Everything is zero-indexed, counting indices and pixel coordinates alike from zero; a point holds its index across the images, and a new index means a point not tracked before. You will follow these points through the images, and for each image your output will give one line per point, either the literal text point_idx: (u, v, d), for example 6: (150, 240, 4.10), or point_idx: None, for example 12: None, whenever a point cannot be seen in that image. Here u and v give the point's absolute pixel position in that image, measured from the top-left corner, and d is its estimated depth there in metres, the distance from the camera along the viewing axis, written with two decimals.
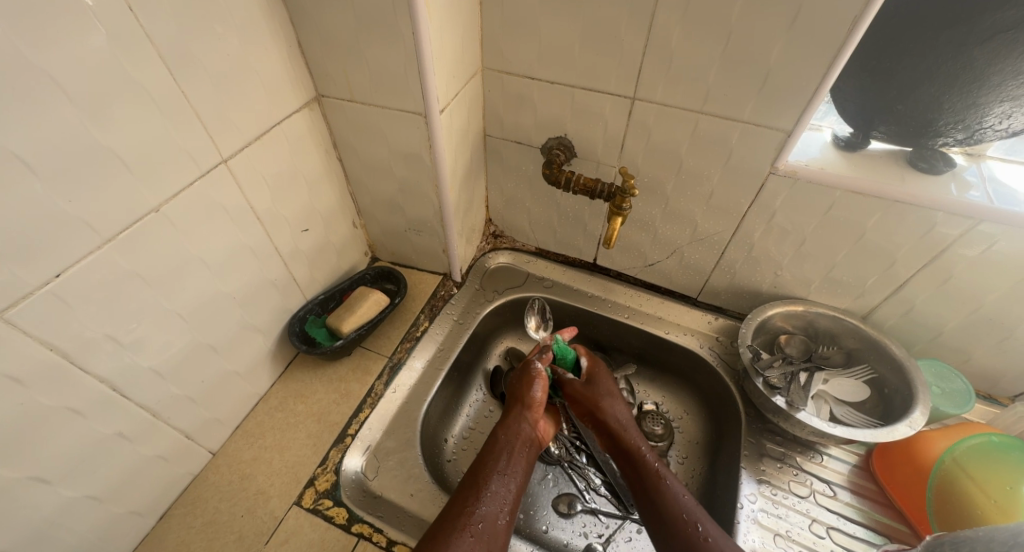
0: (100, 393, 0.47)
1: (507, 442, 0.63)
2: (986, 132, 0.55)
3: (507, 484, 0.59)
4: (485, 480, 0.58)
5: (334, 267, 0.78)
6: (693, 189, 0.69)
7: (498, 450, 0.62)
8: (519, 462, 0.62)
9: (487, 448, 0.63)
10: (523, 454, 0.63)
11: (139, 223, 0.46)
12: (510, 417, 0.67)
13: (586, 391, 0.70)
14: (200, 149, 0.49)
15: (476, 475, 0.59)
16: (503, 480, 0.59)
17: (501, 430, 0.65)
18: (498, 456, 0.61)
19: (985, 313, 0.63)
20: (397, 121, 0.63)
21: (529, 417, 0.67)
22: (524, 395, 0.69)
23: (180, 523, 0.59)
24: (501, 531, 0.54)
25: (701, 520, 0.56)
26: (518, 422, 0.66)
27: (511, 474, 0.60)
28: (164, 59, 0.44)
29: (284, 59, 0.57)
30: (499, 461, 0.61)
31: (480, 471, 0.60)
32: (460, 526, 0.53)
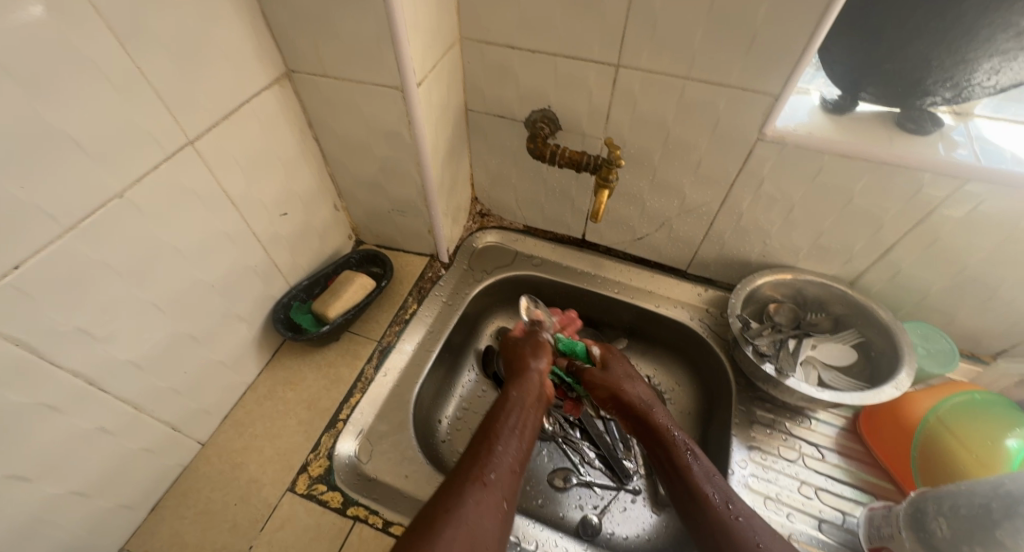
0: (76, 388, 0.46)
1: (519, 398, 0.60)
2: (974, 90, 0.54)
3: (518, 436, 0.55)
4: (497, 430, 0.54)
5: (317, 251, 0.76)
6: (681, 159, 0.68)
7: (510, 406, 0.59)
8: (531, 417, 0.58)
9: (497, 405, 0.59)
10: (533, 411, 0.60)
11: (103, 209, 0.44)
12: (520, 377, 0.64)
13: (604, 377, 0.67)
14: (163, 130, 0.47)
15: (488, 427, 0.55)
16: (514, 433, 0.55)
17: (511, 387, 0.62)
18: (510, 411, 0.58)
19: (970, 274, 0.63)
20: (373, 96, 0.60)
21: (540, 379, 0.64)
22: (530, 361, 0.66)
23: (173, 514, 0.59)
24: (514, 482, 0.51)
25: (734, 501, 0.51)
26: (525, 382, 0.63)
27: (523, 428, 0.56)
28: (116, 33, 0.41)
29: (249, 31, 0.54)
30: (511, 416, 0.57)
31: (490, 425, 0.56)
32: (474, 474, 0.49)
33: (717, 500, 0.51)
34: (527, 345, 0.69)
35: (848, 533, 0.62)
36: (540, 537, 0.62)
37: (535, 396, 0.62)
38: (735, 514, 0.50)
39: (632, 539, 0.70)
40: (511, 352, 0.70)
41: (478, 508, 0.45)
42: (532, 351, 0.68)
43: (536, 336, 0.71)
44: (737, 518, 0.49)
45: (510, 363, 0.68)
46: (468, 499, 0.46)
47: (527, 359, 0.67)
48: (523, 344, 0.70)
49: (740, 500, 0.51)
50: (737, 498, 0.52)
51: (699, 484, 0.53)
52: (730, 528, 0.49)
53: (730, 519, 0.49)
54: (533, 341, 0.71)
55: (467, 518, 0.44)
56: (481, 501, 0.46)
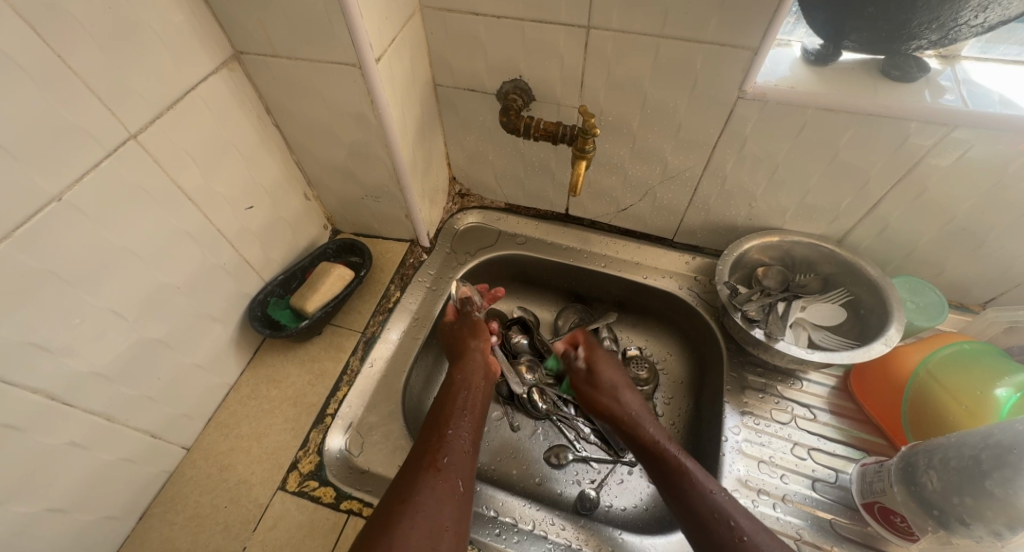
0: (38, 403, 0.44)
1: (463, 383, 0.64)
2: (961, 30, 0.53)
3: (467, 419, 0.59)
4: (448, 418, 0.58)
5: (291, 244, 0.74)
6: (660, 123, 0.65)
7: (455, 392, 0.62)
8: (477, 399, 0.63)
9: (444, 392, 0.63)
10: (478, 393, 0.63)
11: (41, 214, 0.41)
12: (462, 361, 0.67)
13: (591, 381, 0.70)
14: (98, 125, 0.44)
15: (438, 415, 0.59)
16: (465, 419, 0.59)
17: (455, 372, 0.66)
18: (457, 398, 0.61)
19: (958, 224, 0.62)
20: (331, 75, 0.57)
21: (483, 360, 0.68)
22: (469, 346, 0.69)
23: (162, 521, 0.57)
24: (469, 463, 0.55)
25: (712, 494, 0.53)
26: (467, 366, 0.66)
27: (470, 411, 0.60)
28: (28, 19, 0.37)
29: (186, 11, 0.50)
30: (458, 402, 0.61)
31: (440, 411, 0.60)
32: (426, 461, 0.52)
33: (696, 494, 0.54)
34: (464, 328, 0.72)
35: (841, 489, 0.62)
36: (536, 517, 0.62)
37: (480, 378, 0.65)
38: (717, 510, 0.52)
39: (629, 510, 0.70)
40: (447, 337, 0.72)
41: (434, 493, 0.49)
42: (472, 333, 0.71)
43: (471, 318, 0.73)
44: (717, 511, 0.52)
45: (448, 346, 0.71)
46: (425, 486, 0.50)
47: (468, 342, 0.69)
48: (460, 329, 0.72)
49: (722, 494, 0.53)
50: (716, 492, 0.53)
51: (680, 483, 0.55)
52: (715, 521, 0.51)
53: (710, 514, 0.52)
54: (470, 322, 0.73)
55: (425, 505, 0.48)
56: (436, 486, 0.50)
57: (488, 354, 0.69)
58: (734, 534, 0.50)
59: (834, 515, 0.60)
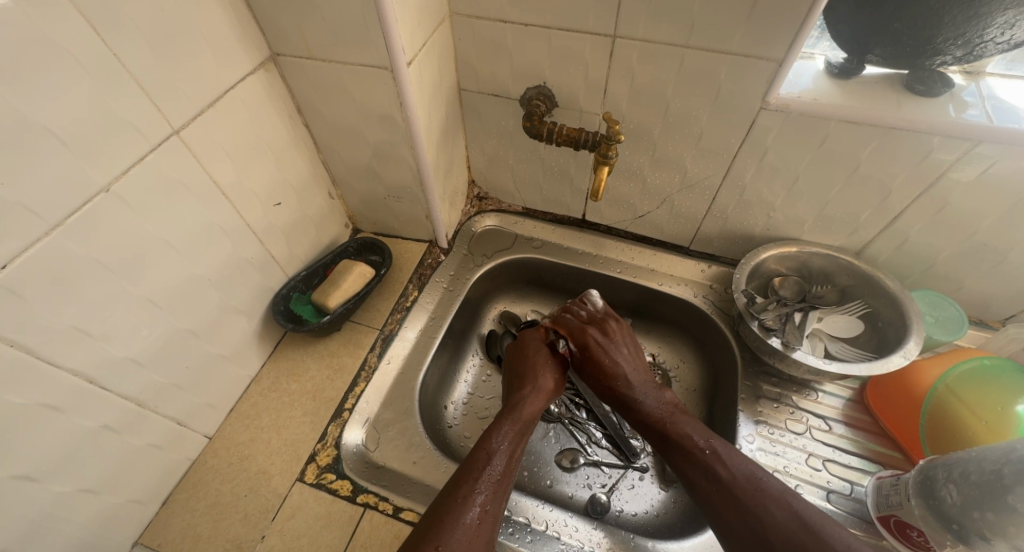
0: (76, 386, 0.45)
1: (514, 415, 0.61)
2: (987, 46, 0.53)
3: (512, 461, 0.56)
4: (492, 459, 0.55)
5: (314, 241, 0.75)
6: (682, 132, 0.66)
7: (501, 431, 0.59)
8: (521, 441, 0.59)
9: (490, 429, 0.59)
10: (525, 437, 0.60)
11: (89, 204, 0.43)
12: (526, 385, 0.66)
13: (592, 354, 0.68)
14: (146, 120, 0.46)
15: (483, 454, 0.56)
16: (508, 461, 0.56)
17: (525, 395, 0.64)
18: (502, 437, 0.58)
19: (979, 240, 0.62)
20: (363, 78, 0.59)
21: (538, 393, 0.65)
22: (536, 375, 0.67)
23: (184, 507, 0.59)
24: (502, 502, 0.53)
25: (718, 470, 0.54)
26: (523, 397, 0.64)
27: (515, 453, 0.57)
28: (88, 18, 0.39)
29: (228, 13, 0.52)
30: (502, 442, 0.57)
31: (483, 442, 0.57)
32: (466, 508, 0.50)
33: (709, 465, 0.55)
34: (533, 350, 0.71)
35: (856, 502, 0.62)
36: (550, 517, 0.62)
37: (528, 417, 0.62)
38: (727, 477, 0.53)
39: (640, 516, 0.70)
40: (521, 351, 0.71)
41: (466, 543, 0.47)
42: (540, 367, 0.68)
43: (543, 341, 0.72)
44: (729, 479, 0.53)
45: (518, 363, 0.70)
46: (460, 537, 0.47)
47: (537, 367, 0.68)
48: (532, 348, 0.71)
49: (731, 463, 0.55)
50: (728, 460, 0.55)
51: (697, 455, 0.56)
52: (730, 490, 0.52)
53: (724, 482, 0.53)
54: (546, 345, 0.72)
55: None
56: (472, 537, 0.48)
57: (547, 386, 0.66)
58: (740, 501, 0.51)
59: (848, 527, 0.60)
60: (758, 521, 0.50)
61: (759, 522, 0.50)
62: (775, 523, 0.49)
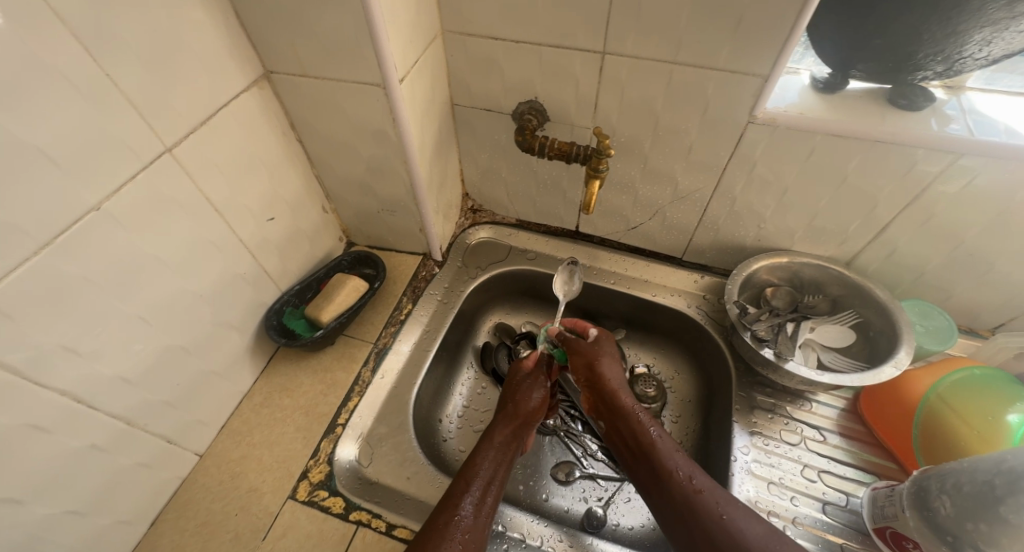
0: (64, 406, 0.45)
1: (502, 439, 0.61)
2: (966, 62, 0.54)
3: (492, 487, 0.55)
4: (472, 484, 0.54)
5: (307, 255, 0.75)
6: (672, 145, 0.67)
7: (484, 454, 0.58)
8: (504, 466, 0.58)
9: (473, 454, 0.59)
10: (510, 459, 0.59)
11: (80, 223, 0.43)
12: (507, 410, 0.65)
13: (589, 348, 0.68)
14: (138, 138, 0.46)
15: (463, 480, 0.55)
16: (490, 487, 0.55)
17: (498, 422, 0.63)
18: (483, 462, 0.57)
19: (966, 250, 0.63)
20: (356, 95, 0.59)
21: (524, 411, 0.65)
22: (519, 396, 0.66)
23: (173, 527, 0.58)
24: (486, 528, 0.52)
25: (694, 475, 0.55)
26: (510, 418, 0.64)
27: (496, 477, 0.56)
28: (79, 38, 0.40)
29: (221, 31, 0.52)
30: (484, 465, 0.57)
31: (467, 468, 0.57)
32: (447, 536, 0.49)
33: (681, 475, 0.55)
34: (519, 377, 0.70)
35: (852, 513, 0.62)
36: (545, 533, 0.62)
37: (510, 440, 0.61)
38: (699, 488, 0.54)
39: (636, 529, 0.70)
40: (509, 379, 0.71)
41: None
42: (529, 387, 0.68)
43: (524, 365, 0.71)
44: (699, 491, 0.54)
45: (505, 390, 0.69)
46: None
47: (523, 391, 0.67)
48: (519, 374, 0.70)
49: (701, 476, 0.55)
50: (698, 473, 0.55)
51: (669, 466, 0.56)
52: (699, 506, 0.52)
53: (693, 495, 0.53)
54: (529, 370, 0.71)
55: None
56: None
57: (535, 403, 0.66)
58: (717, 513, 0.52)
59: (845, 539, 0.60)
60: (732, 534, 0.50)
61: (734, 536, 0.50)
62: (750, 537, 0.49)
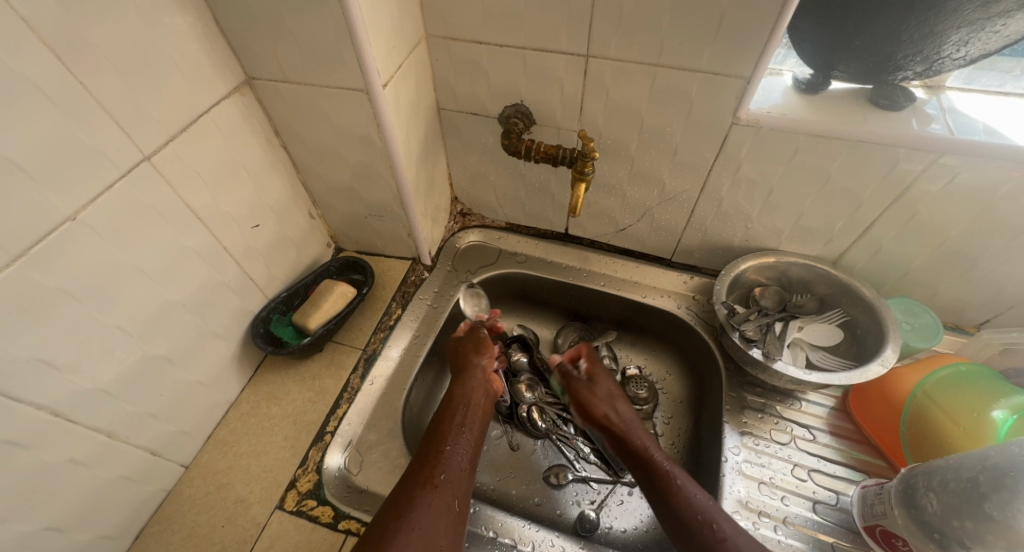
0: (41, 420, 0.44)
1: (463, 396, 0.65)
2: (945, 62, 0.55)
3: (466, 434, 0.60)
4: (447, 430, 0.59)
5: (295, 261, 0.75)
6: (659, 147, 0.67)
7: (455, 404, 0.63)
8: (477, 414, 0.63)
9: (443, 414, 0.62)
10: (479, 407, 0.64)
11: (54, 234, 0.42)
12: (463, 370, 0.68)
13: (587, 395, 0.70)
14: (115, 147, 0.45)
15: (437, 429, 0.60)
16: (463, 434, 0.59)
17: (457, 383, 0.67)
18: (455, 412, 0.62)
19: (950, 247, 0.63)
20: (339, 100, 0.59)
21: (485, 373, 0.68)
22: (473, 358, 0.70)
23: (158, 540, 0.57)
24: (466, 479, 0.55)
25: (716, 520, 0.53)
26: (471, 379, 0.67)
27: (467, 430, 0.60)
28: (52, 46, 0.39)
29: (200, 38, 0.52)
30: (456, 415, 0.62)
31: (439, 427, 0.60)
32: (425, 484, 0.52)
33: (701, 520, 0.53)
34: (468, 343, 0.73)
35: (842, 512, 0.62)
36: (536, 538, 0.61)
37: (476, 397, 0.65)
38: (721, 537, 0.52)
39: (629, 532, 0.70)
40: (452, 349, 0.74)
41: (434, 518, 0.49)
42: (478, 347, 0.72)
43: (477, 333, 0.75)
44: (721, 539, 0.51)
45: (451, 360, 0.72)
46: (422, 507, 0.50)
47: (471, 355, 0.70)
48: (466, 342, 0.73)
49: (701, 494, 0.55)
50: (696, 491, 0.55)
51: (688, 509, 0.54)
52: None
53: (692, 518, 0.54)
54: (477, 337, 0.74)
55: (420, 521, 0.49)
56: (432, 500, 0.51)
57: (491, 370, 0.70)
58: (725, 544, 0.51)
59: (836, 538, 0.60)
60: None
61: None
62: None
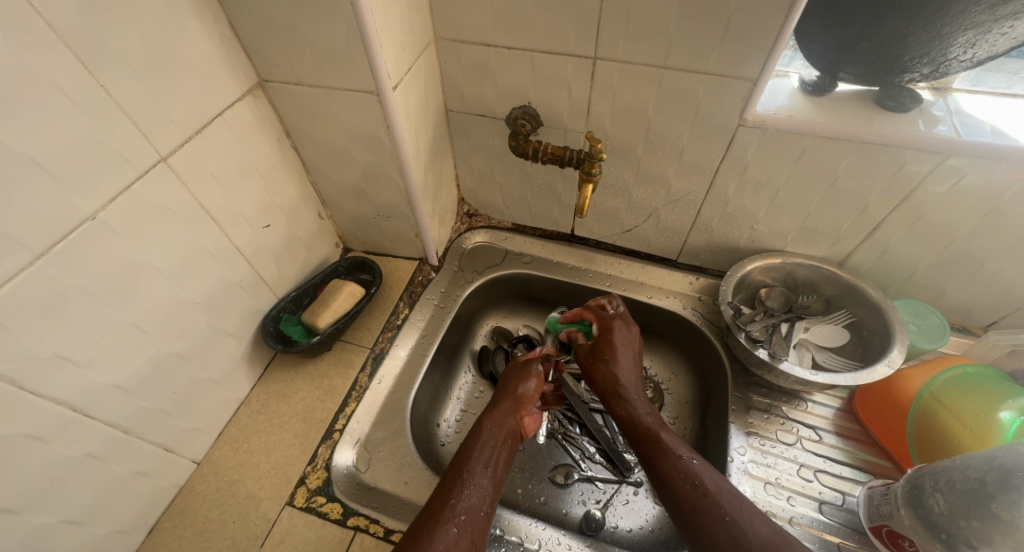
0: (60, 415, 0.45)
1: (493, 435, 0.61)
2: (952, 64, 0.55)
3: (490, 473, 0.57)
4: (469, 468, 0.56)
5: (304, 261, 0.76)
6: (665, 148, 0.67)
7: (481, 443, 0.60)
8: (503, 453, 0.60)
9: (467, 446, 0.60)
10: (504, 448, 0.61)
11: (76, 233, 0.43)
12: (497, 405, 0.66)
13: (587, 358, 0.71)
14: (133, 148, 0.46)
15: (457, 466, 0.57)
16: (485, 471, 0.56)
17: (488, 418, 0.63)
18: (482, 447, 0.59)
19: (957, 248, 0.63)
20: (349, 102, 0.60)
21: (518, 415, 0.65)
22: (516, 389, 0.68)
23: (171, 535, 0.58)
24: (483, 520, 0.52)
25: (699, 476, 0.54)
26: (502, 416, 0.64)
27: (490, 465, 0.58)
28: (75, 50, 0.40)
29: (215, 42, 0.53)
30: (482, 454, 0.58)
31: (462, 461, 0.58)
32: (443, 521, 0.50)
33: (684, 479, 0.54)
34: (514, 372, 0.71)
35: (849, 513, 0.62)
36: (543, 536, 0.62)
37: (506, 432, 0.62)
38: (703, 492, 0.53)
39: (635, 531, 0.70)
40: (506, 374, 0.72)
41: None
42: (521, 380, 0.69)
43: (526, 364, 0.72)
44: (704, 495, 0.53)
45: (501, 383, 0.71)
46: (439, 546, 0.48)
47: (515, 385, 0.68)
48: (515, 371, 0.72)
49: (710, 478, 0.54)
50: (703, 474, 0.54)
51: (671, 468, 0.56)
52: (703, 507, 0.52)
53: (698, 499, 0.53)
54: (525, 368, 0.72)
55: None
56: (449, 545, 0.48)
57: (529, 403, 0.67)
58: (718, 512, 0.51)
59: (842, 538, 0.60)
60: (734, 535, 0.49)
61: (735, 537, 0.49)
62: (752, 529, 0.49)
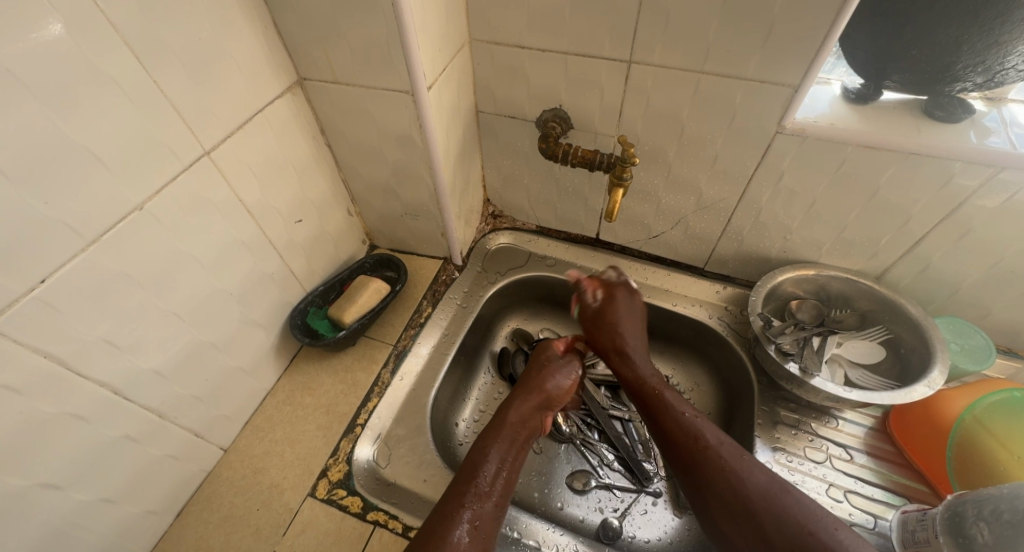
0: (103, 397, 0.47)
1: (509, 435, 0.60)
2: (1008, 74, 0.53)
3: (503, 473, 0.56)
4: (480, 474, 0.55)
5: (332, 257, 0.77)
6: (697, 155, 0.66)
7: (497, 442, 0.58)
8: (516, 452, 0.59)
9: (479, 443, 0.59)
10: (520, 448, 0.60)
11: (124, 221, 0.45)
12: (519, 400, 0.64)
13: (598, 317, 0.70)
14: (180, 142, 0.48)
15: (471, 470, 0.55)
16: (497, 474, 0.55)
17: (508, 413, 0.62)
18: (496, 447, 0.58)
19: (1006, 266, 0.60)
20: (385, 102, 0.60)
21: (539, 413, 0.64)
22: (546, 384, 0.67)
23: (197, 519, 0.59)
24: (492, 523, 0.52)
25: (701, 429, 0.56)
26: (520, 412, 0.63)
27: (505, 466, 0.57)
28: (132, 48, 0.42)
29: (260, 41, 0.54)
30: (494, 454, 0.57)
31: (473, 460, 0.56)
32: (451, 527, 0.49)
33: (687, 433, 0.56)
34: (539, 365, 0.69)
35: (881, 537, 0.59)
36: (560, 542, 0.61)
37: (524, 432, 0.61)
38: (705, 446, 0.55)
39: (652, 542, 0.69)
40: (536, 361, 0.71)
41: None
42: (550, 375, 0.68)
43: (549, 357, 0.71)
44: (707, 447, 0.55)
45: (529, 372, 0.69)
46: None
47: (546, 380, 0.67)
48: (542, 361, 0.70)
49: (710, 432, 0.56)
50: (706, 428, 0.56)
51: (673, 423, 0.57)
52: (706, 461, 0.54)
53: (699, 451, 0.55)
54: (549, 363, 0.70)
55: None
56: None
57: (554, 396, 0.66)
58: (720, 467, 0.53)
59: None
60: (735, 486, 0.52)
61: (737, 489, 0.52)
62: (755, 483, 0.52)
